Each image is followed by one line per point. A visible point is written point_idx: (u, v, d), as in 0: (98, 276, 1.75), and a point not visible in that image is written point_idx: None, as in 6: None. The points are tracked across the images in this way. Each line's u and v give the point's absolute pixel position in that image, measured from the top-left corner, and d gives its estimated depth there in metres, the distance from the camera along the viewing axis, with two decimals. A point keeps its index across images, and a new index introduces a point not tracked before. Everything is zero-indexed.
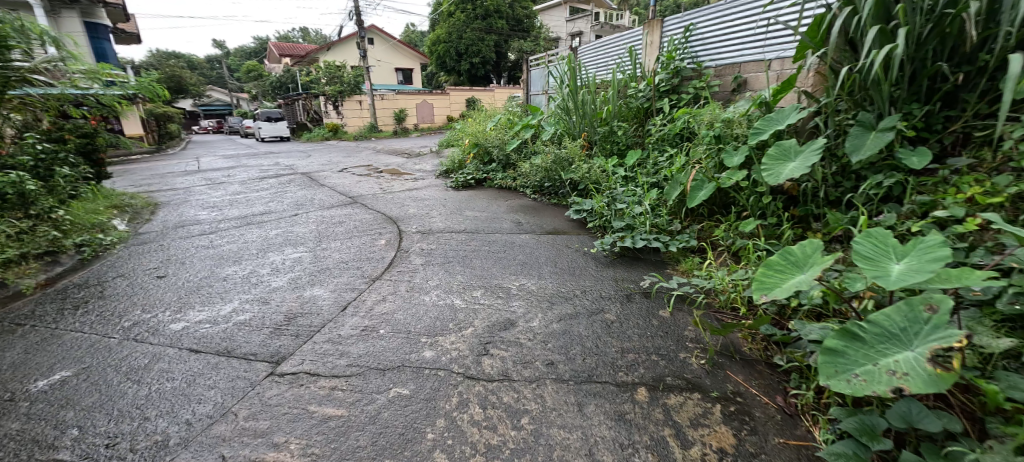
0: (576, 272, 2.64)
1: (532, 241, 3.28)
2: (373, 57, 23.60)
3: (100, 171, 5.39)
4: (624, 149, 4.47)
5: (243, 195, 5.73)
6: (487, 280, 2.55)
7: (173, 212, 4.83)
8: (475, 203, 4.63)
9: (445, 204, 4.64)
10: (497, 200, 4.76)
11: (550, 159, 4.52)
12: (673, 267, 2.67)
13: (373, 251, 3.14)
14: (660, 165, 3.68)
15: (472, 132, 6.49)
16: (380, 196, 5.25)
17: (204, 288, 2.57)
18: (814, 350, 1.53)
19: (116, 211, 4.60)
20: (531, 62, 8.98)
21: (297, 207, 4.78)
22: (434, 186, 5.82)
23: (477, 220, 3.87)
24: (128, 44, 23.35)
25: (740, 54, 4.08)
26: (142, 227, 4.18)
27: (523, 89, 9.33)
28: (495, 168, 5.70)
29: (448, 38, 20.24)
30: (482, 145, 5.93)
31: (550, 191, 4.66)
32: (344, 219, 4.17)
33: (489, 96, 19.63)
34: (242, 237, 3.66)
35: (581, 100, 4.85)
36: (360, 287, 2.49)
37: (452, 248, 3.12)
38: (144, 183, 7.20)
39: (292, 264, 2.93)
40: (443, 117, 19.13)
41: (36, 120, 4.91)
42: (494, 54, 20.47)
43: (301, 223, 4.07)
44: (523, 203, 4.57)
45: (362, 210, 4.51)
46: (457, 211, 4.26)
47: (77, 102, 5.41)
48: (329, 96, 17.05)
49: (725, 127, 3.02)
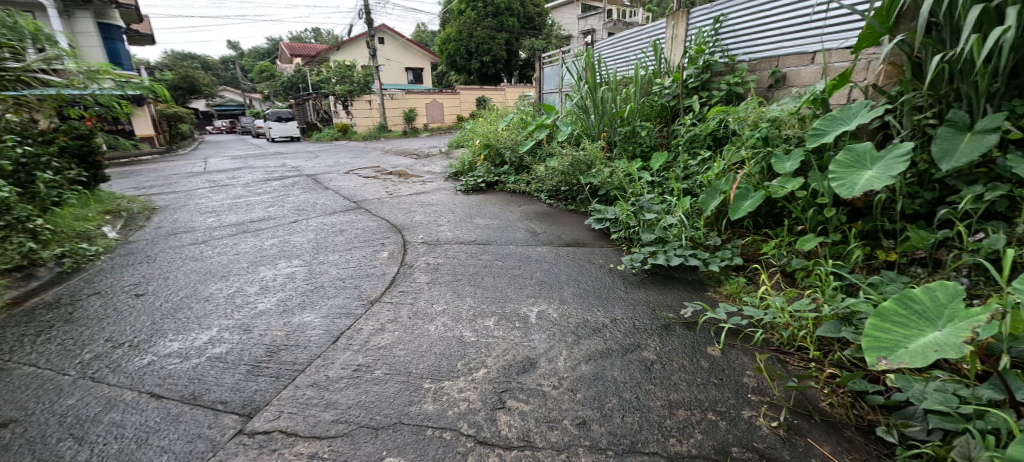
0: (602, 294, 2.30)
1: (550, 254, 2.95)
2: (383, 57, 23.43)
3: (96, 174, 5.17)
4: (648, 151, 4.11)
5: (244, 199, 5.48)
6: (501, 304, 2.22)
7: (169, 217, 4.60)
8: (486, 209, 4.31)
9: (454, 210, 4.32)
10: (510, 206, 4.43)
11: (567, 162, 4.17)
12: (715, 289, 2.31)
13: (374, 265, 2.83)
14: (691, 169, 3.31)
15: (483, 132, 6.16)
16: (386, 200, 4.96)
17: (182, 311, 2.29)
18: (932, 422, 1.17)
19: (110, 217, 4.37)
20: (545, 59, 8.61)
21: (298, 213, 4.50)
22: (443, 189, 5.52)
23: (489, 229, 3.55)
24: (143, 45, 23.57)
25: (778, 46, 3.71)
26: (133, 235, 3.94)
27: (536, 87, 8.97)
28: (508, 171, 5.37)
29: (459, 37, 19.96)
30: (494, 146, 5.61)
31: (566, 197, 4.32)
32: (345, 227, 3.88)
33: (499, 96, 19.32)
34: (234, 247, 3.38)
35: (601, 98, 4.49)
36: (356, 312, 2.18)
37: (461, 263, 2.80)
38: (147, 185, 7.01)
39: (283, 281, 2.63)
40: (453, 117, 18.88)
41: (31, 121, 4.72)
42: (505, 52, 20.14)
43: (299, 231, 3.78)
44: (538, 209, 4.24)
45: (365, 216, 4.22)
46: (466, 218, 3.94)
47: (77, 102, 5.23)
48: (339, 95, 16.88)
49: (772, 128, 2.64)
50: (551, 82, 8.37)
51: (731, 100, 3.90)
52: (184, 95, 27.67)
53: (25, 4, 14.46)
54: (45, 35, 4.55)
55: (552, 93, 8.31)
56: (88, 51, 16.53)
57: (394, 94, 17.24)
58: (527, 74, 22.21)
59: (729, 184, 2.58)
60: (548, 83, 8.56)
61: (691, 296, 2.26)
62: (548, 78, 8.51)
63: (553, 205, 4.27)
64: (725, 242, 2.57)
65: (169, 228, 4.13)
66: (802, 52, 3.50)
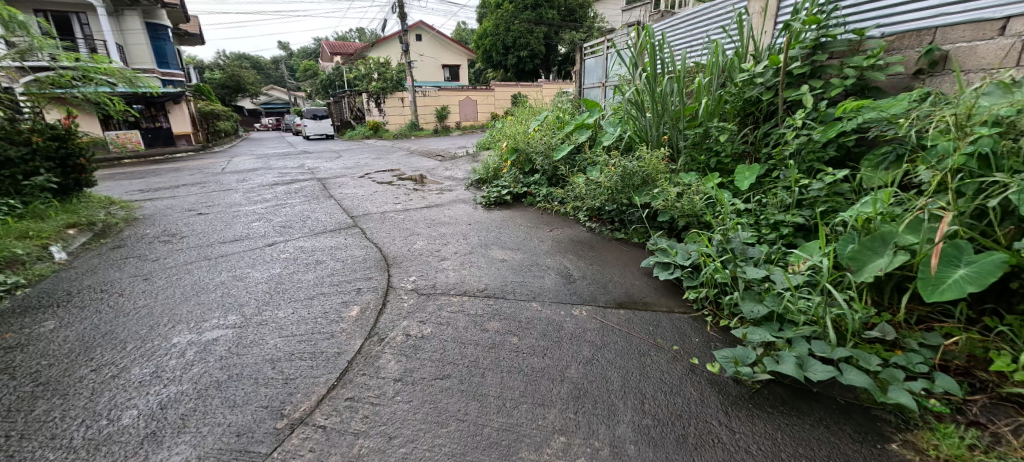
0: (688, 435, 1.29)
1: (592, 323, 1.94)
2: (419, 53, 22.91)
3: (79, 178, 4.65)
4: (727, 162, 3.04)
5: (235, 208, 4.80)
6: (506, 449, 1.26)
7: (140, 232, 3.94)
8: (509, 233, 3.33)
9: (468, 233, 3.37)
10: (538, 228, 3.44)
11: (615, 174, 3.13)
12: (902, 437, 1.25)
13: (329, 333, 1.92)
14: (810, 194, 2.21)
15: (512, 132, 5.19)
16: (389, 216, 4.09)
17: (11, 421, 1.47)
18: None
19: (72, 233, 3.76)
20: (586, 49, 7.50)
21: (280, 232, 3.70)
22: (460, 201, 4.60)
23: (507, 270, 2.57)
24: (193, 45, 24.38)
25: (940, 11, 2.52)
26: (81, 259, 3.27)
27: (576, 82, 7.90)
28: (538, 180, 4.36)
29: (495, 31, 19.08)
30: (522, 151, 4.62)
31: (614, 221, 3.28)
32: (325, 255, 3.02)
33: (536, 93, 18.32)
34: (172, 286, 2.59)
35: (662, 90, 3.41)
36: (258, 452, 1.28)
37: (456, 337, 1.85)
38: (154, 189, 6.56)
39: (189, 361, 1.77)
40: (487, 114, 18.07)
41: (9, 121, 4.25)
42: (543, 47, 19.08)
43: (265, 261, 2.95)
44: (576, 236, 3.22)
45: (356, 238, 3.36)
46: (479, 248, 2.98)
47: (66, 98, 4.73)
48: (371, 92, 16.42)
49: (995, 140, 1.53)
50: (594, 76, 7.27)
51: (855, 95, 2.75)
52: (231, 94, 28.41)
53: (77, 4, 14.82)
54: (21, 22, 4.04)
55: (594, 88, 7.20)
56: (136, 49, 16.86)
57: (426, 92, 16.58)
58: (566, 70, 21.02)
59: (917, 235, 1.50)
60: (590, 76, 7.45)
61: (859, 452, 1.21)
62: (591, 71, 7.40)
63: (596, 231, 3.25)
64: (904, 335, 1.49)
65: (127, 249, 3.44)
66: (987, 18, 2.31)
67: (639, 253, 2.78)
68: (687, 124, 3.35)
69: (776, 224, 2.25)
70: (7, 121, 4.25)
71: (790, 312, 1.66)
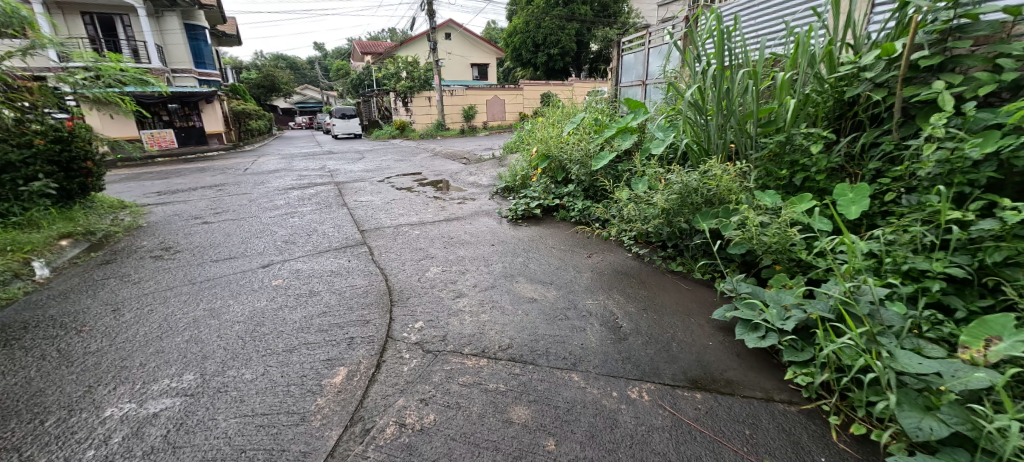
0: None
1: (658, 416, 1.38)
2: (447, 51, 22.62)
3: (84, 183, 4.43)
4: (819, 178, 2.39)
5: (243, 216, 4.46)
6: None
7: (136, 244, 3.63)
8: (539, 259, 2.79)
9: (490, 258, 2.84)
10: (574, 253, 2.87)
11: (672, 193, 2.52)
12: None
13: (299, 415, 1.43)
14: (970, 235, 1.57)
15: (543, 136, 4.62)
16: (402, 230, 3.62)
17: None
18: None
19: (65, 245, 3.48)
20: (624, 44, 6.82)
21: (280, 249, 3.29)
22: (483, 213, 4.08)
23: (538, 317, 2.03)
24: (229, 46, 24.98)
25: None
26: (63, 278, 2.96)
27: (612, 80, 7.26)
28: (573, 192, 3.79)
29: (525, 28, 18.52)
30: (555, 157, 4.06)
31: (668, 248, 2.69)
32: (322, 283, 2.56)
33: (566, 92, 17.65)
34: (138, 323, 2.18)
35: (731, 88, 2.77)
36: None
37: (467, 434, 1.33)
38: (172, 192, 6.37)
39: (110, 453, 1.32)
40: (516, 114, 17.56)
41: (20, 121, 4.09)
42: (575, 45, 18.39)
43: (252, 290, 2.51)
44: (620, 265, 2.64)
45: (361, 261, 2.89)
46: (503, 281, 2.45)
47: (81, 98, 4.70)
48: (398, 92, 16.19)
49: None
50: (633, 73, 6.60)
51: (1006, 94, 2.07)
52: (265, 94, 29.07)
53: (120, 6, 15.20)
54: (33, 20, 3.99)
55: (634, 86, 6.52)
56: (174, 49, 17.22)
57: (454, 91, 16.17)
58: (598, 68, 20.24)
59: None
60: (628, 74, 6.77)
61: None
62: (630, 67, 6.71)
63: (645, 261, 2.67)
64: None
65: (113, 266, 3.11)
66: None
67: (705, 296, 2.18)
68: (762, 130, 2.71)
69: (914, 273, 1.64)
70: (12, 121, 4.07)
71: (994, 440, 1.06)
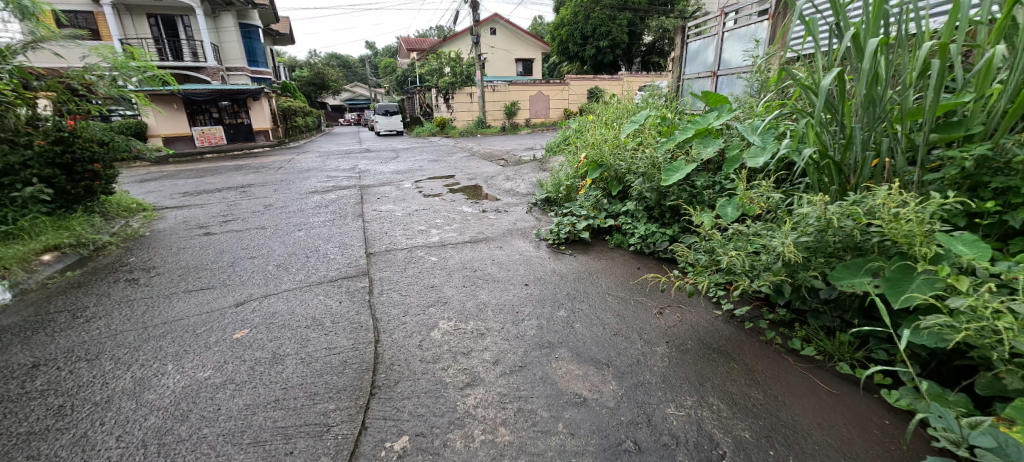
0: None
1: None
2: (491, 45, 22.00)
3: (96, 186, 4.18)
4: None
5: (250, 227, 3.97)
6: None
7: (121, 262, 3.19)
8: (588, 315, 1.99)
9: (521, 309, 2.07)
10: (638, 307, 2.05)
11: (797, 232, 1.64)
12: None
13: None
14: None
15: (595, 138, 3.77)
16: (416, 255, 2.93)
17: None
18: None
19: (45, 263, 3.08)
20: (689, 30, 5.74)
21: (267, 277, 2.70)
22: (517, 233, 3.31)
23: (589, 443, 1.26)
24: (283, 44, 25.69)
25: None
26: (17, 309, 2.51)
27: (673, 72, 6.24)
28: (632, 210, 2.94)
29: (573, 19, 17.48)
30: (609, 166, 3.22)
31: (781, 310, 1.82)
32: (293, 340, 1.90)
33: (616, 87, 16.48)
34: (40, 400, 1.62)
35: (891, 72, 1.80)
36: None
37: None
38: (196, 193, 6.10)
39: None
40: (561, 110, 16.62)
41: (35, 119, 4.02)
42: (626, 36, 17.16)
43: (203, 346, 1.90)
44: (711, 334, 1.80)
45: (353, 304, 2.21)
46: (538, 356, 1.68)
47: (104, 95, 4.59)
48: (440, 88, 15.73)
49: None
50: (699, 63, 5.51)
51: None
52: (316, 91, 29.81)
53: (179, 7, 15.71)
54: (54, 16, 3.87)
55: (701, 77, 5.43)
56: (229, 47, 17.66)
57: (496, 86, 15.47)
58: (650, 60, 18.83)
59: None
60: (692, 64, 5.68)
61: None
62: (694, 57, 5.63)
63: (745, 329, 1.81)
64: None
65: (78, 294, 2.65)
66: None
67: (865, 413, 1.34)
68: (938, 136, 1.78)
69: None
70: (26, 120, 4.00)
71: None
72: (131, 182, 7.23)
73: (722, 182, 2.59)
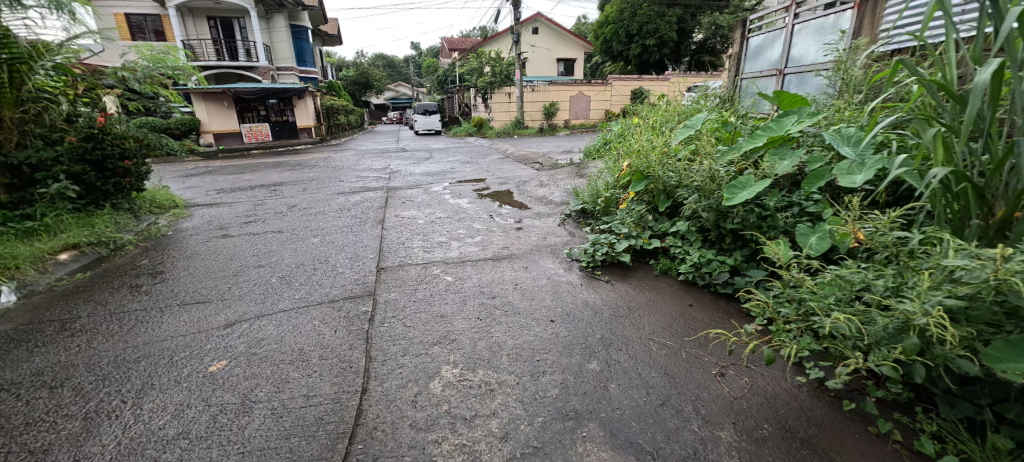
0: None
1: None
2: (531, 43, 21.61)
3: (125, 182, 4.17)
4: None
5: (268, 230, 3.81)
6: None
7: (133, 265, 3.07)
8: (628, 372, 1.57)
9: (543, 356, 1.68)
10: (692, 363, 1.61)
11: (935, 290, 1.16)
12: None
13: None
14: None
15: (640, 143, 3.31)
16: (430, 272, 2.60)
17: None
18: None
19: (59, 262, 3.01)
20: (750, 23, 5.09)
21: (268, 291, 2.45)
22: (546, 250, 2.92)
23: None
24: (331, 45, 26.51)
25: None
26: (15, 314, 2.40)
27: (729, 70, 5.60)
28: (682, 231, 2.48)
29: (618, 17, 16.80)
30: (656, 177, 2.77)
31: (898, 389, 1.33)
32: (269, 381, 1.61)
33: (661, 87, 15.72)
34: None
35: None
36: None
37: None
38: (230, 190, 6.11)
39: None
40: (602, 111, 16.00)
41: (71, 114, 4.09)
42: (675, 34, 16.31)
43: (172, 380, 1.64)
44: (796, 416, 1.33)
45: (347, 336, 1.90)
46: (558, 433, 1.29)
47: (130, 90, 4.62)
48: (479, 87, 15.54)
49: None
50: (762, 60, 4.88)
51: None
52: (361, 91, 30.62)
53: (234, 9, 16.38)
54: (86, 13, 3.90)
55: (765, 76, 4.79)
56: (280, 46, 18.27)
57: (535, 86, 15.09)
58: (700, 60, 17.82)
59: None
60: (754, 62, 5.03)
61: None
62: (757, 53, 4.97)
63: (844, 411, 1.34)
64: None
65: (78, 300, 2.51)
66: None
67: None
68: None
69: None
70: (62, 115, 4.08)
71: None
72: (176, 177, 7.42)
73: (803, 203, 2.08)
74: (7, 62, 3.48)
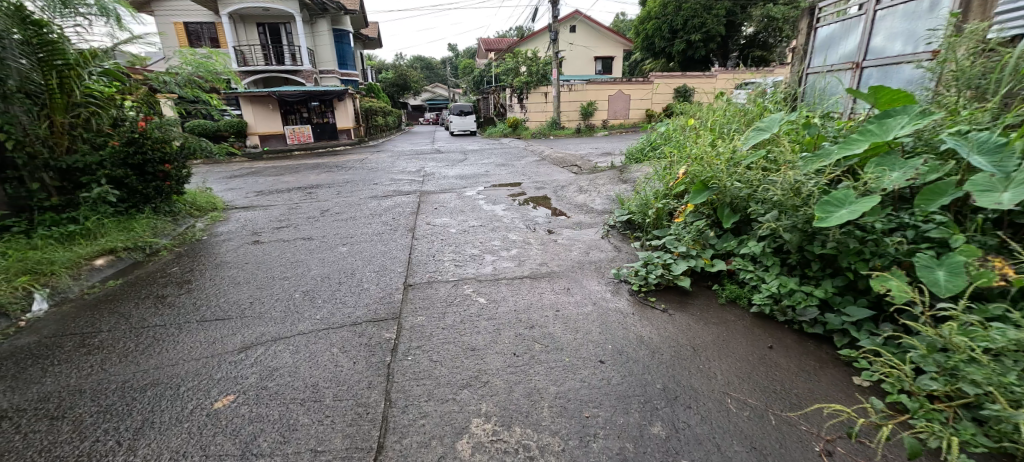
0: None
1: None
2: (568, 41, 21.17)
3: (165, 187, 4.20)
4: None
5: (298, 237, 3.70)
6: None
7: (163, 273, 3.02)
8: (702, 442, 1.25)
9: (592, 411, 1.39)
10: (786, 433, 1.26)
11: None
12: None
13: None
14: None
15: (698, 148, 2.93)
16: (461, 292, 2.35)
17: None
18: None
19: (94, 268, 2.99)
20: (819, 11, 4.53)
21: (289, 309, 2.29)
22: (590, 268, 2.61)
23: None
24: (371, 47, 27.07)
25: None
26: (43, 324, 2.35)
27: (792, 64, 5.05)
28: (754, 253, 2.11)
29: (661, 12, 16.10)
30: (720, 188, 2.40)
31: None
32: (275, 426, 1.40)
33: (706, 85, 14.92)
34: None
35: None
36: None
37: None
38: (268, 192, 6.15)
39: None
40: (642, 111, 15.38)
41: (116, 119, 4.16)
42: (722, 28, 15.44)
43: (174, 419, 1.47)
44: None
45: (365, 370, 1.67)
46: None
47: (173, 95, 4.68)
48: (515, 87, 15.30)
49: None
50: (834, 53, 4.33)
51: None
52: (399, 93, 31.14)
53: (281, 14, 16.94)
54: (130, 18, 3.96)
55: (838, 71, 4.25)
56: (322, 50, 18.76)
57: (572, 86, 14.69)
58: (749, 55, 16.81)
59: None
60: (824, 54, 4.47)
61: None
62: (828, 45, 4.40)
63: None
64: None
65: (103, 312, 2.44)
66: None
67: None
68: None
69: None
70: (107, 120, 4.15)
71: None
72: (220, 179, 7.60)
73: (920, 227, 1.67)
74: (56, 68, 3.51)
